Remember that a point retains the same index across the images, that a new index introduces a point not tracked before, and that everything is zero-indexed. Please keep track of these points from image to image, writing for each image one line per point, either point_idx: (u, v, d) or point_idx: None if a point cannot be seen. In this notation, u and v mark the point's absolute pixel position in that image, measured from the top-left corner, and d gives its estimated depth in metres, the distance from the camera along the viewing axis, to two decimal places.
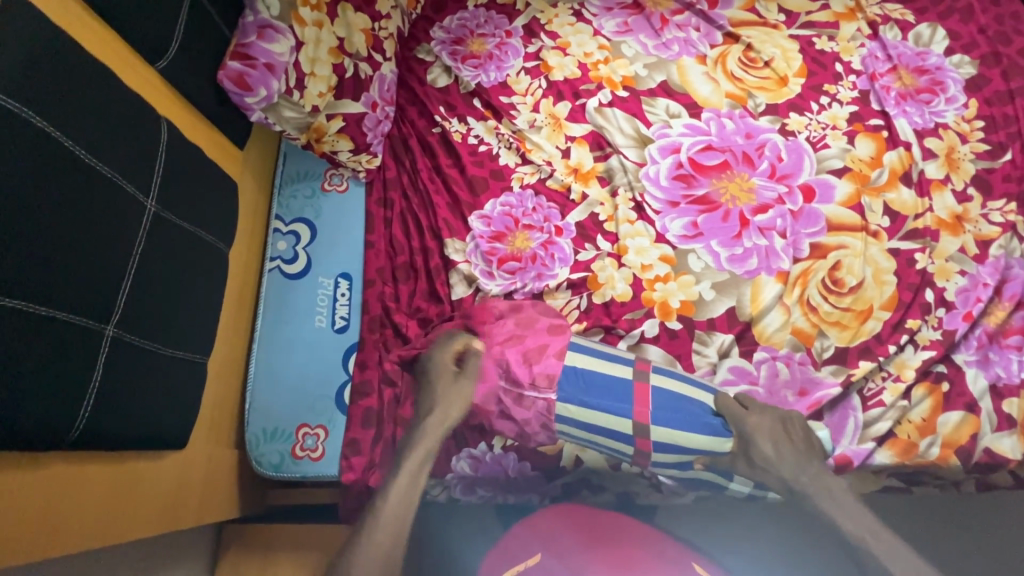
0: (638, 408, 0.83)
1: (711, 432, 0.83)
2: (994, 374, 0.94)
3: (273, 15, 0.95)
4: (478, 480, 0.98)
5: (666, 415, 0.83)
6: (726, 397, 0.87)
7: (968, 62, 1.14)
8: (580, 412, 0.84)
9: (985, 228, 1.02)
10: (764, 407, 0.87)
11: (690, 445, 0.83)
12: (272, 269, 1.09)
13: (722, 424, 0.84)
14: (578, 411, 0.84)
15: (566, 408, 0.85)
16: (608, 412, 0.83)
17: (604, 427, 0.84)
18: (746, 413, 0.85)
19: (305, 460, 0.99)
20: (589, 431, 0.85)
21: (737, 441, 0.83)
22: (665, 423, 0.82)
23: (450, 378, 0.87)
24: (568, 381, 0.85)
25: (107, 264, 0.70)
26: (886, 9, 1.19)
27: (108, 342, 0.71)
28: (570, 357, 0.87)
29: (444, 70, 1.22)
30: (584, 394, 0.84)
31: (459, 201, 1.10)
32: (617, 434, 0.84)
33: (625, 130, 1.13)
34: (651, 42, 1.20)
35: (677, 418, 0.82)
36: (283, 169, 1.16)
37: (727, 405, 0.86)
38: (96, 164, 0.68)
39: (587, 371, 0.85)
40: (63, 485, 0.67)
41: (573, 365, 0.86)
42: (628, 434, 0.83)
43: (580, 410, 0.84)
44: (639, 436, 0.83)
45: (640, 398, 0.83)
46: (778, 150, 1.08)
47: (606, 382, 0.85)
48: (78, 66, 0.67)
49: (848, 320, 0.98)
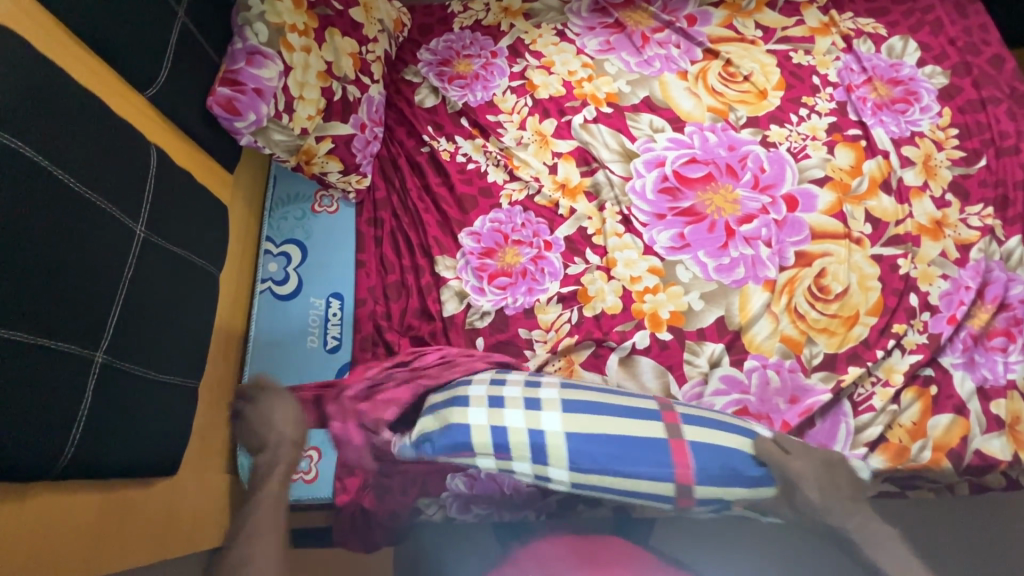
0: (682, 469, 0.74)
1: (758, 484, 0.77)
2: (980, 376, 0.95)
3: (261, 41, 0.98)
4: (474, 498, 0.99)
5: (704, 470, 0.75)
6: (764, 441, 0.79)
7: (940, 72, 1.17)
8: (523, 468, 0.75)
9: (964, 233, 1.04)
10: (804, 448, 0.81)
11: (734, 497, 0.76)
12: (263, 290, 1.09)
13: (769, 474, 0.77)
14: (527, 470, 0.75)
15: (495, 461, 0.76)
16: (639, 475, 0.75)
17: (641, 491, 0.75)
18: (790, 458, 0.78)
19: (298, 484, 0.97)
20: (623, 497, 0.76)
21: (783, 488, 0.77)
22: (712, 481, 0.75)
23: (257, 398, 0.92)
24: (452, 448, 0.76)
25: (97, 291, 0.70)
26: (859, 24, 1.23)
27: (97, 369, 0.71)
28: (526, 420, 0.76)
29: (431, 91, 1.24)
30: (616, 463, 0.74)
31: (449, 219, 1.11)
32: (658, 498, 0.75)
33: (611, 145, 1.15)
34: (633, 60, 1.23)
35: (723, 471, 0.76)
36: (274, 192, 1.16)
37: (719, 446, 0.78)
38: (84, 191, 0.69)
39: (599, 434, 0.75)
40: (51, 518, 0.66)
41: (545, 428, 0.75)
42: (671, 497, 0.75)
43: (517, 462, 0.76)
44: (681, 496, 0.75)
45: (681, 457, 0.75)
46: (761, 162, 1.10)
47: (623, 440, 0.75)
48: (65, 94, 0.68)
49: (836, 326, 0.99)
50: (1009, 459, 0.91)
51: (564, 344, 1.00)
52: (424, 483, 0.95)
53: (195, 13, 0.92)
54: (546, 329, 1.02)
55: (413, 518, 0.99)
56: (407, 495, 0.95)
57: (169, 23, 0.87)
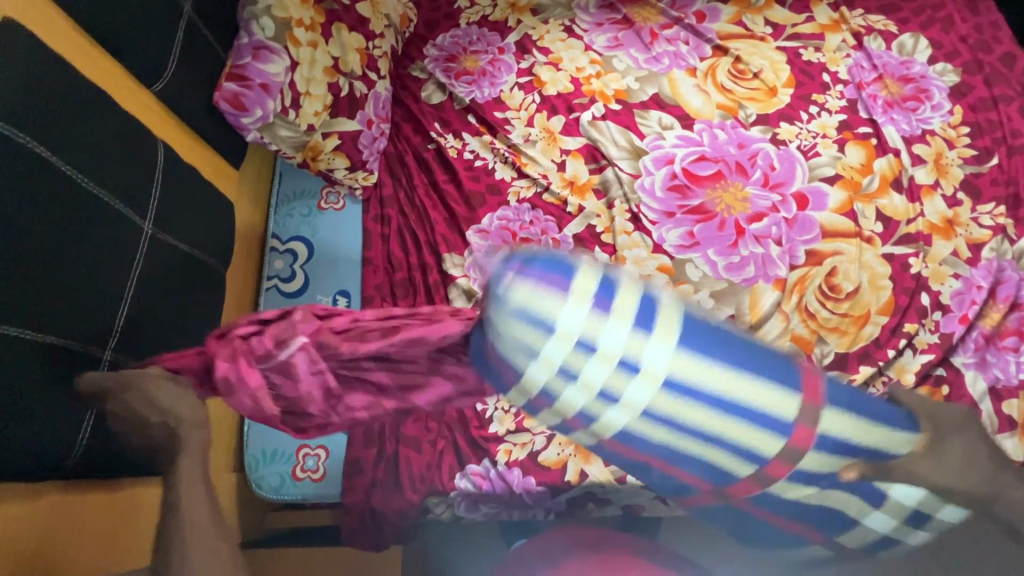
0: (815, 390, 0.63)
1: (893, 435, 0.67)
2: (992, 376, 0.95)
3: (268, 36, 0.97)
4: (483, 497, 0.95)
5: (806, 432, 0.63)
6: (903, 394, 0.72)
7: (951, 69, 1.16)
8: (582, 374, 0.62)
9: (976, 232, 1.04)
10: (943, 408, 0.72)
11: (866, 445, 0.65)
12: (269, 288, 1.09)
13: (904, 420, 0.69)
14: (601, 378, 0.61)
15: (564, 356, 0.62)
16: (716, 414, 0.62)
17: (754, 408, 0.62)
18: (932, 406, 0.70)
19: (305, 482, 0.97)
20: (711, 423, 0.63)
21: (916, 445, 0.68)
22: (851, 412, 0.64)
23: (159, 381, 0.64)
24: (513, 343, 0.62)
25: (105, 289, 0.69)
26: (869, 21, 1.22)
27: (105, 367, 0.70)
28: (627, 346, 0.60)
29: (438, 87, 1.23)
30: (745, 363, 0.62)
31: (457, 216, 1.10)
32: (776, 421, 0.62)
33: (619, 142, 1.14)
34: (642, 56, 1.22)
35: (866, 409, 0.66)
36: (279, 188, 1.15)
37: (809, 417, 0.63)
38: (91, 187, 0.68)
39: (726, 339, 0.63)
40: (60, 517, 0.65)
41: (645, 366, 0.61)
42: (790, 420, 0.62)
43: (583, 360, 0.61)
44: (802, 425, 0.63)
45: (818, 380, 0.64)
46: (771, 160, 1.09)
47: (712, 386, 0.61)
48: (73, 88, 0.67)
49: (847, 325, 0.98)
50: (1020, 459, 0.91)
51: None
52: (433, 481, 0.94)
53: (201, 8, 0.91)
54: None
55: (420, 517, 0.98)
56: (416, 494, 0.94)
57: (176, 17, 0.85)
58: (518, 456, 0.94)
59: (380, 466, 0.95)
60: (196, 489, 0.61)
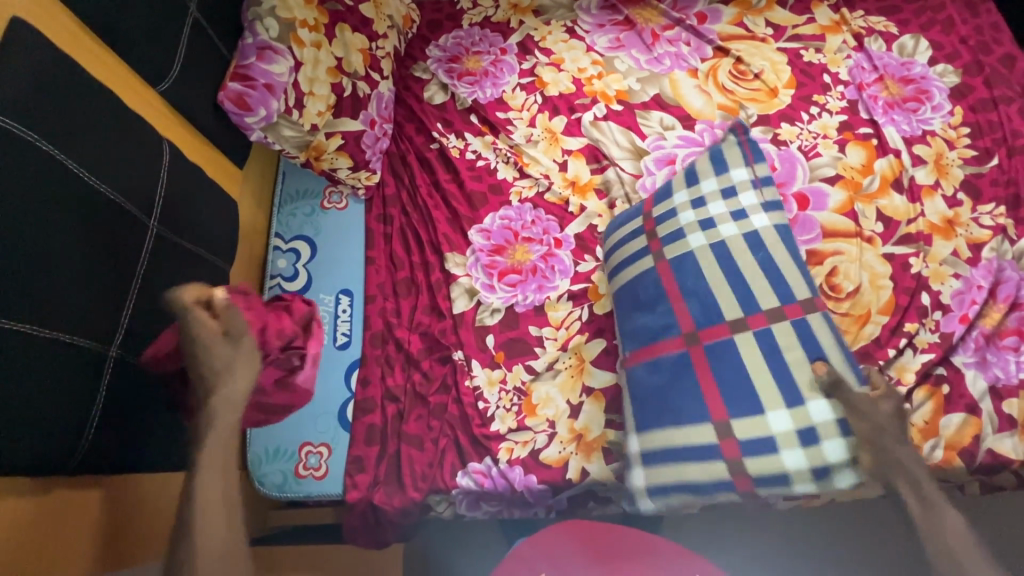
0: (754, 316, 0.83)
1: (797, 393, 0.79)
2: (992, 375, 0.95)
3: (272, 36, 0.98)
4: (484, 495, 0.95)
5: (790, 387, 0.79)
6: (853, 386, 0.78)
7: (951, 70, 1.17)
8: (687, 219, 0.91)
9: (976, 232, 1.04)
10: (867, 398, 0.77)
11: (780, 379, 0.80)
12: (272, 287, 1.09)
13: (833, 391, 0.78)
14: (718, 210, 0.90)
15: (715, 181, 0.93)
16: (709, 308, 0.86)
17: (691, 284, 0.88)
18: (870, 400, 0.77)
19: (308, 479, 0.98)
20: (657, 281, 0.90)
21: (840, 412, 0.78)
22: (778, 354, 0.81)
23: (228, 335, 0.70)
24: (710, 163, 0.94)
25: (111, 286, 0.70)
26: (870, 22, 1.23)
27: (112, 363, 0.71)
28: (705, 236, 0.89)
29: (440, 88, 1.23)
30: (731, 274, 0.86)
31: (459, 216, 1.11)
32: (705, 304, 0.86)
33: (621, 142, 1.14)
34: (643, 57, 1.22)
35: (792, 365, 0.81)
36: (283, 188, 1.16)
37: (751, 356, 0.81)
38: (97, 185, 0.69)
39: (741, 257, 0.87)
40: (64, 513, 0.66)
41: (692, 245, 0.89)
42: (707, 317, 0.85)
43: (698, 220, 0.91)
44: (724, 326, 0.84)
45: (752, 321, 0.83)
46: (772, 160, 1.10)
47: (733, 316, 0.84)
48: (79, 87, 0.68)
49: (848, 325, 0.99)
50: (1021, 458, 0.91)
51: (574, 341, 1.00)
52: (434, 479, 0.94)
53: (206, 9, 0.92)
54: (556, 327, 1.02)
55: (422, 515, 0.98)
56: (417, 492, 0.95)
57: (181, 17, 0.86)
58: (519, 454, 0.95)
59: (383, 463, 0.96)
60: (216, 506, 0.65)
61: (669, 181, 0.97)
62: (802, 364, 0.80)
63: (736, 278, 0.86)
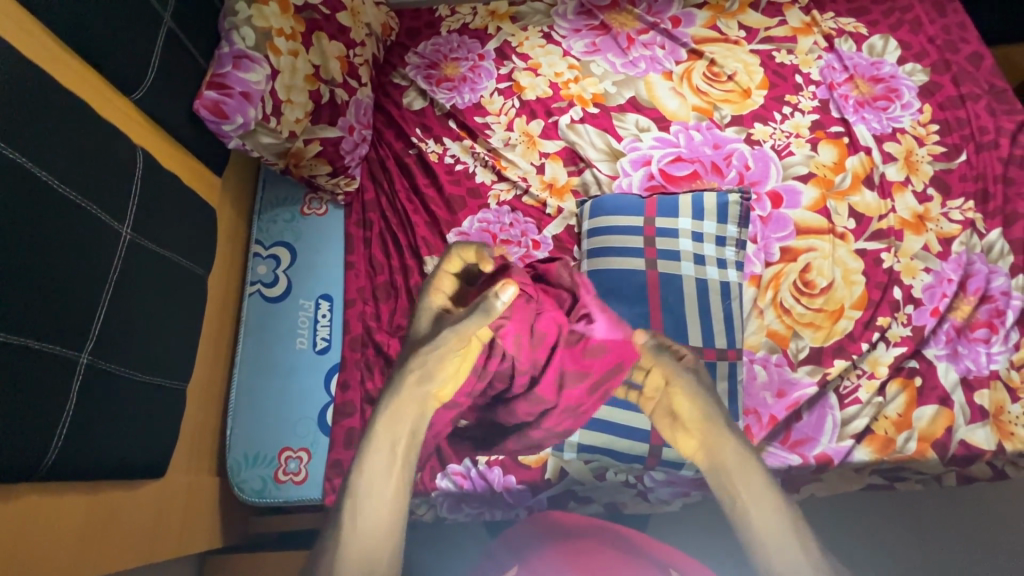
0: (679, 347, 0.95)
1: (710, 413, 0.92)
2: (964, 367, 0.96)
3: (248, 45, 0.99)
4: (465, 497, 0.96)
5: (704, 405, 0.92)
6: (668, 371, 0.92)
7: (920, 69, 1.19)
8: (685, 247, 1.01)
9: (946, 227, 1.06)
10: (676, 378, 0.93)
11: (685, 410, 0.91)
12: (252, 293, 1.10)
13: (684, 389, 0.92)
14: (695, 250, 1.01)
15: (717, 227, 1.03)
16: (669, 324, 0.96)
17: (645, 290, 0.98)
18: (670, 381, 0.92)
19: (287, 484, 0.98)
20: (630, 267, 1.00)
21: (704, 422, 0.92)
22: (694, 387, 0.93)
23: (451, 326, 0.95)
24: (716, 207, 1.04)
25: (82, 293, 0.70)
26: (840, 23, 1.25)
27: (83, 370, 0.71)
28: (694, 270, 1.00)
29: (419, 94, 1.25)
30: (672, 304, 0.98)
31: (437, 220, 1.11)
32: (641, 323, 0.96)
33: (597, 145, 1.16)
34: (619, 61, 1.24)
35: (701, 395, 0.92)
36: (263, 195, 1.17)
37: (659, 341, 0.94)
38: (69, 193, 0.69)
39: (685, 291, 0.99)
40: (33, 521, 0.65)
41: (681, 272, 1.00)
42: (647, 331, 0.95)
43: (693, 252, 1.01)
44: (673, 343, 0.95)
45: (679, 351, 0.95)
46: (745, 159, 1.11)
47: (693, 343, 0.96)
48: (50, 96, 0.68)
49: (821, 320, 1.00)
50: (993, 449, 0.92)
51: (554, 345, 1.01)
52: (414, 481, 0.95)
53: (181, 18, 0.93)
54: None
55: None
56: None
57: (155, 27, 0.87)
58: (500, 454, 0.95)
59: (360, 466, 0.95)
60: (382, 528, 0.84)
61: (676, 198, 1.04)
62: (731, 393, 0.94)
63: (704, 316, 0.97)
